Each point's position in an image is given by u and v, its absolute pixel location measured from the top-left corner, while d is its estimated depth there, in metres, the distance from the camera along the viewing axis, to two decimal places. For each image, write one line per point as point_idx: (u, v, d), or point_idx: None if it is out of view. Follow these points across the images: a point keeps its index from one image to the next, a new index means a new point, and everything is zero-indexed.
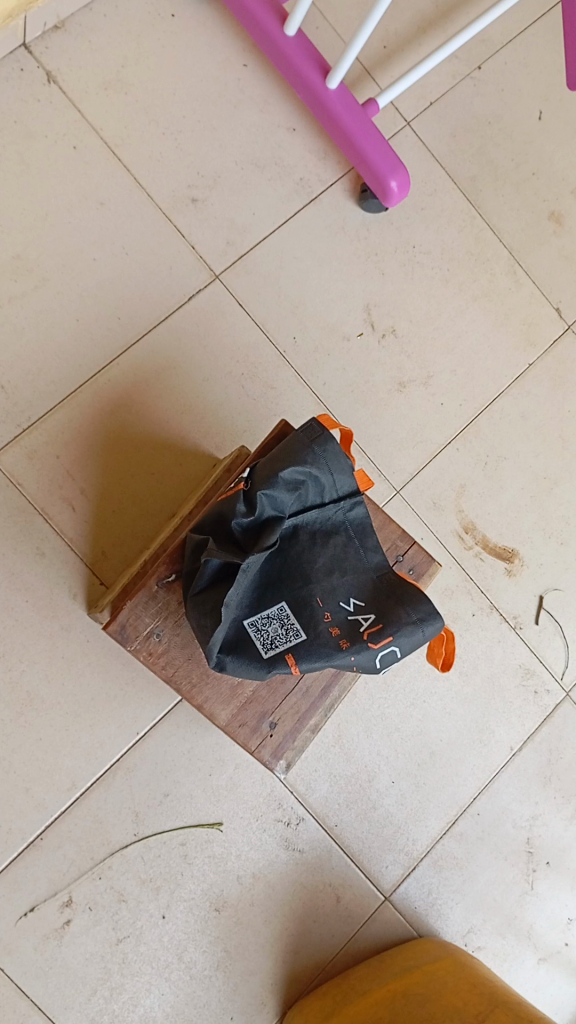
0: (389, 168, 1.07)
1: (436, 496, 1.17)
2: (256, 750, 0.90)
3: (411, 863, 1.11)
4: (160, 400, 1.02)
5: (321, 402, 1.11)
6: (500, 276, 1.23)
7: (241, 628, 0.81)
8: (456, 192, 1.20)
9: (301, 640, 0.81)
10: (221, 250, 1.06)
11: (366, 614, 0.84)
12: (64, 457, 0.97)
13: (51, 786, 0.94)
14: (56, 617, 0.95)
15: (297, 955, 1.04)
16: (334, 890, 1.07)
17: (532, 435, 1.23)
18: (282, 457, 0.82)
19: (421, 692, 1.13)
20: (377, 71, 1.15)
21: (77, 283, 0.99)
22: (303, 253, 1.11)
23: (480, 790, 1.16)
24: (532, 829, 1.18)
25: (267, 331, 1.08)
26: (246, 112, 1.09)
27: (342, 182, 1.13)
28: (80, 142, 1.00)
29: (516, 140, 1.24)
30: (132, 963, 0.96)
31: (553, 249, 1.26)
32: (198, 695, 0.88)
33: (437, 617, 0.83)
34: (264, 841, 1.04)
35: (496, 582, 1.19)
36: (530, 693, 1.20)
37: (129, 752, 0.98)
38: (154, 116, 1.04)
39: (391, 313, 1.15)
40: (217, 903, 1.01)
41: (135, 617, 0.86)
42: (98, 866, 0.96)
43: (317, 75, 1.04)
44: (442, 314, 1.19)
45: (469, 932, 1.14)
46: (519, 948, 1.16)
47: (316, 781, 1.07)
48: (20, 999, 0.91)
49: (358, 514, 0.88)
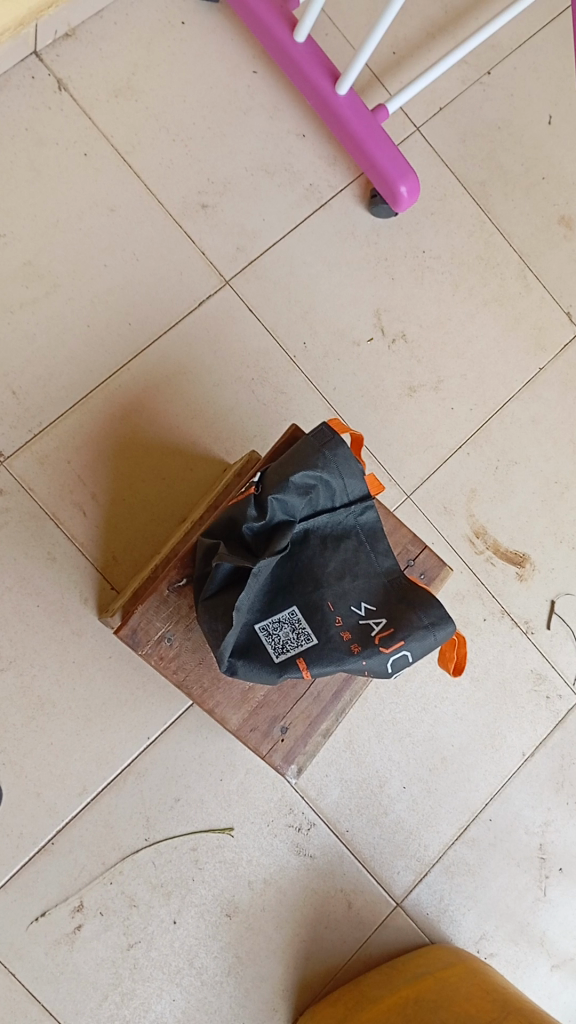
0: (399, 172, 1.07)
1: (446, 500, 1.17)
2: (268, 754, 0.90)
3: (422, 868, 1.11)
4: (171, 405, 1.03)
5: (331, 406, 1.11)
6: (510, 281, 1.23)
7: (253, 630, 0.81)
8: (466, 196, 1.20)
9: (312, 643, 0.81)
10: (231, 255, 1.07)
11: (378, 617, 0.83)
12: (75, 462, 0.97)
13: (62, 790, 0.94)
14: (67, 621, 0.96)
15: (308, 961, 1.04)
16: (345, 896, 1.07)
17: (543, 439, 1.23)
18: (292, 461, 0.82)
19: (433, 696, 1.13)
20: (386, 77, 1.15)
21: (88, 289, 1.00)
22: (313, 257, 1.11)
23: (492, 795, 1.16)
24: (545, 834, 1.18)
25: (277, 335, 1.09)
26: (255, 118, 1.09)
27: (351, 187, 1.14)
28: (91, 149, 1.01)
29: (525, 144, 1.24)
30: (143, 969, 0.96)
31: (563, 253, 1.26)
32: (209, 698, 0.88)
33: (449, 621, 0.82)
34: (275, 847, 1.03)
35: (508, 587, 1.19)
36: (542, 698, 1.20)
37: (140, 756, 0.98)
38: (165, 123, 1.05)
39: (401, 317, 1.15)
40: (229, 908, 1.00)
41: (146, 620, 0.86)
42: (109, 870, 0.96)
43: (327, 80, 1.04)
44: (452, 319, 1.19)
45: (482, 938, 1.13)
46: (532, 955, 1.16)
47: (328, 785, 1.06)
48: (31, 1004, 0.91)
49: (369, 517, 0.87)
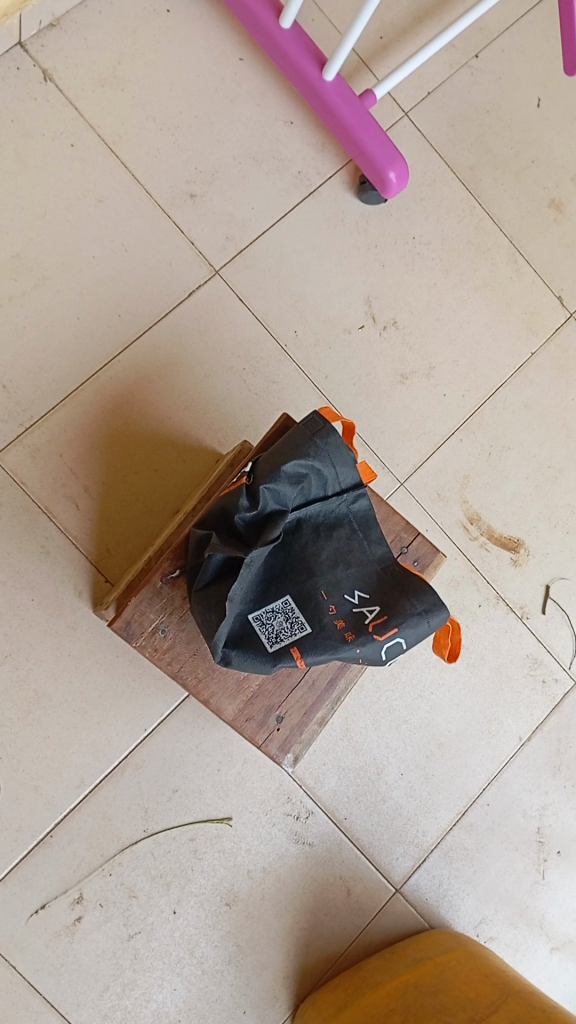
0: (387, 159, 1.06)
1: (440, 487, 1.17)
2: (264, 743, 0.90)
3: (421, 854, 1.11)
4: (163, 397, 1.03)
5: (323, 395, 1.11)
6: (501, 265, 1.22)
7: (246, 621, 0.81)
8: (455, 181, 1.20)
9: (306, 632, 0.81)
10: (220, 245, 1.06)
11: (371, 606, 0.83)
12: (67, 455, 0.97)
13: (60, 783, 0.94)
14: (62, 614, 0.96)
15: (309, 948, 1.04)
16: (344, 883, 1.07)
17: (536, 424, 1.23)
18: (284, 450, 0.82)
19: (429, 683, 1.13)
20: (373, 62, 1.14)
21: (76, 281, 0.99)
22: (302, 246, 1.11)
23: (489, 781, 1.16)
24: (542, 818, 1.18)
25: (268, 324, 1.08)
26: (242, 106, 1.08)
27: (340, 174, 1.13)
28: (77, 139, 1.00)
29: (515, 128, 1.24)
30: (143, 959, 0.96)
31: (553, 237, 1.26)
32: (204, 689, 0.88)
33: (443, 608, 0.82)
34: (273, 835, 1.04)
35: (502, 572, 1.19)
36: (538, 682, 1.20)
37: (137, 748, 0.98)
38: (152, 112, 1.04)
39: (391, 305, 1.15)
40: (228, 898, 1.01)
41: (140, 612, 0.86)
42: (109, 862, 0.96)
43: (314, 67, 1.03)
44: (443, 305, 1.18)
45: (481, 922, 1.14)
46: (532, 938, 1.16)
47: (325, 774, 1.07)
48: (33, 996, 0.92)
49: (361, 506, 0.87)
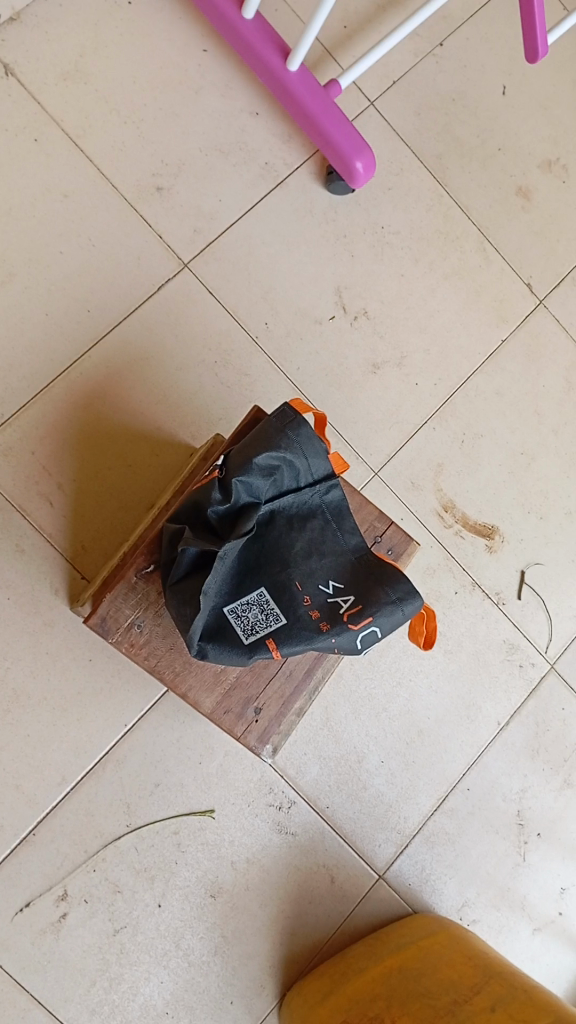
0: (354, 149, 1.06)
1: (414, 476, 1.17)
2: (242, 735, 0.91)
3: (403, 840, 1.12)
4: (135, 391, 1.02)
5: (295, 386, 1.11)
6: (470, 254, 1.23)
7: (221, 614, 0.81)
8: (423, 170, 1.20)
9: (281, 624, 0.81)
10: (189, 238, 1.06)
11: (346, 595, 0.83)
12: (39, 453, 0.97)
13: (41, 781, 0.94)
14: (39, 612, 0.95)
15: (294, 937, 1.05)
16: (328, 871, 1.08)
17: (508, 411, 1.24)
18: (256, 443, 0.82)
19: (407, 670, 1.14)
20: (338, 52, 1.14)
21: (44, 277, 0.99)
22: (271, 237, 1.11)
23: (469, 765, 1.17)
24: (522, 800, 1.20)
25: (238, 316, 1.08)
26: (207, 98, 1.08)
27: (307, 164, 1.13)
28: (41, 133, 1.00)
29: (481, 116, 1.24)
30: (130, 953, 0.97)
31: (521, 225, 1.27)
32: (181, 682, 0.88)
33: (417, 596, 0.83)
34: (256, 826, 1.04)
35: (478, 559, 1.20)
36: (516, 666, 1.21)
37: (118, 744, 0.98)
38: (115, 105, 1.03)
39: (362, 294, 1.15)
40: (213, 889, 1.01)
41: (116, 608, 0.86)
42: (92, 857, 0.96)
43: (278, 58, 1.03)
44: (413, 294, 1.19)
45: (465, 905, 1.15)
46: (514, 919, 1.17)
47: (306, 764, 1.07)
48: (20, 994, 0.92)
49: (334, 496, 0.88)
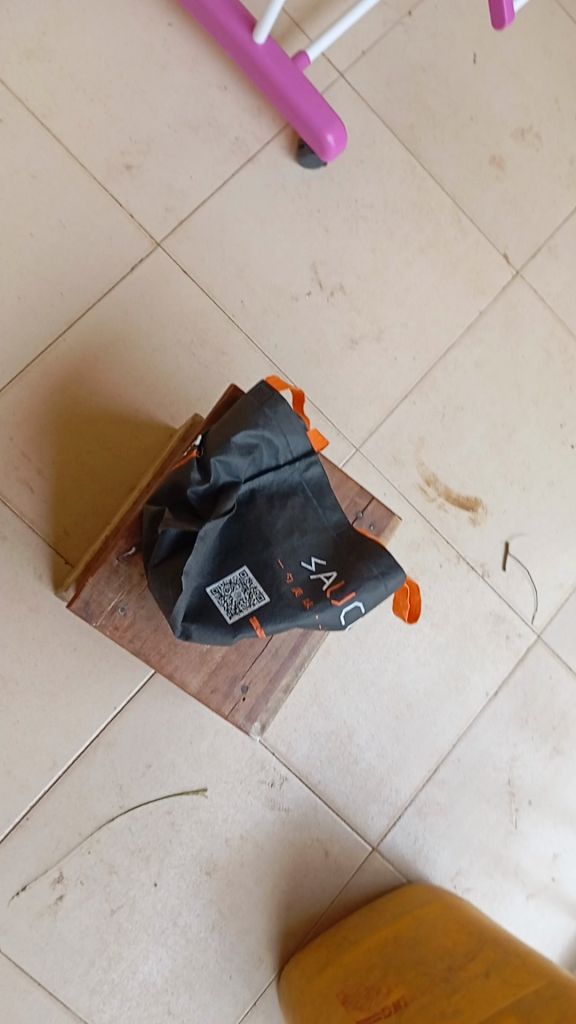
0: (324, 122, 1.05)
1: (396, 450, 1.17)
2: (230, 714, 0.91)
3: (395, 812, 1.13)
4: (112, 374, 1.02)
5: (274, 364, 1.11)
6: (445, 225, 1.22)
7: (205, 594, 0.81)
8: (395, 142, 1.19)
9: (265, 602, 0.81)
10: (161, 217, 1.05)
11: (329, 571, 0.83)
12: (17, 438, 0.97)
13: (32, 766, 0.95)
14: (24, 598, 0.95)
15: (290, 911, 1.06)
16: (322, 845, 1.08)
17: (488, 382, 1.24)
18: (233, 422, 0.82)
19: (395, 643, 1.14)
20: (306, 24, 1.13)
21: (15, 261, 0.98)
22: (245, 214, 1.10)
23: (459, 736, 1.18)
24: (513, 769, 1.20)
25: (214, 295, 1.08)
26: (175, 74, 1.07)
27: (279, 139, 1.12)
28: (7, 115, 0.99)
29: (452, 85, 1.23)
30: (128, 932, 0.97)
31: (496, 194, 1.26)
32: (167, 662, 0.89)
33: (399, 570, 0.83)
34: (249, 803, 1.05)
35: (462, 531, 1.20)
36: (502, 637, 1.22)
37: (108, 727, 0.99)
38: (82, 84, 1.02)
39: (338, 269, 1.15)
40: (208, 867, 1.02)
41: (98, 591, 0.86)
42: (87, 839, 0.96)
43: (245, 31, 1.02)
44: (390, 267, 1.18)
45: (458, 874, 1.16)
46: (508, 887, 1.18)
47: (297, 740, 1.08)
48: (19, 976, 0.92)
49: (315, 473, 0.87)
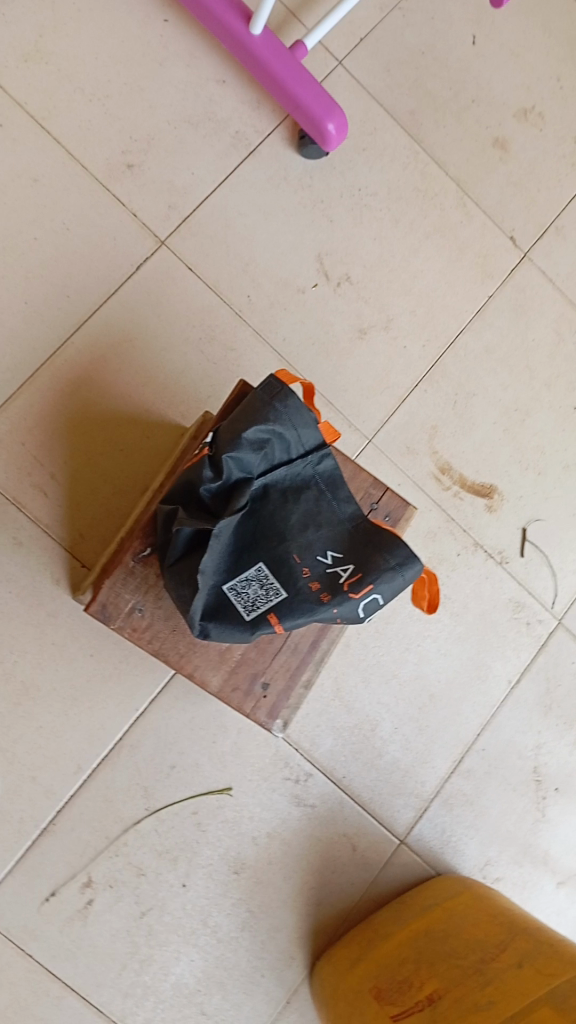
0: (324, 110, 1.04)
1: (409, 440, 1.16)
2: (252, 712, 0.91)
3: (422, 804, 1.12)
4: (120, 374, 1.01)
5: (282, 358, 1.10)
6: (450, 210, 1.21)
7: (222, 592, 0.81)
8: (396, 128, 1.18)
9: (282, 598, 0.80)
10: (164, 214, 1.04)
11: (345, 564, 0.83)
12: (29, 443, 0.96)
13: (57, 772, 0.94)
14: (41, 604, 0.95)
15: (320, 907, 1.05)
16: (349, 839, 1.08)
17: (499, 368, 1.23)
18: (244, 417, 0.81)
19: (415, 634, 1.14)
20: (302, 12, 1.12)
21: (19, 265, 0.97)
22: (248, 208, 1.09)
23: (483, 725, 1.17)
24: (538, 757, 1.20)
25: (220, 291, 1.07)
26: (172, 69, 1.06)
27: (279, 130, 1.11)
28: (5, 118, 0.98)
29: (452, 68, 1.22)
30: (158, 934, 0.97)
31: (500, 177, 1.25)
32: (187, 662, 0.88)
33: (416, 560, 0.82)
34: (275, 801, 1.04)
35: (478, 519, 1.19)
36: (523, 624, 1.21)
37: (131, 729, 0.98)
38: (79, 84, 1.01)
39: (343, 260, 1.14)
40: (236, 866, 1.01)
41: (115, 594, 0.86)
42: (114, 843, 0.96)
43: (241, 22, 1.01)
44: (396, 255, 1.17)
45: (486, 864, 1.16)
46: (537, 875, 1.18)
47: (320, 736, 1.07)
48: (52, 982, 0.92)
49: (327, 466, 0.87)
